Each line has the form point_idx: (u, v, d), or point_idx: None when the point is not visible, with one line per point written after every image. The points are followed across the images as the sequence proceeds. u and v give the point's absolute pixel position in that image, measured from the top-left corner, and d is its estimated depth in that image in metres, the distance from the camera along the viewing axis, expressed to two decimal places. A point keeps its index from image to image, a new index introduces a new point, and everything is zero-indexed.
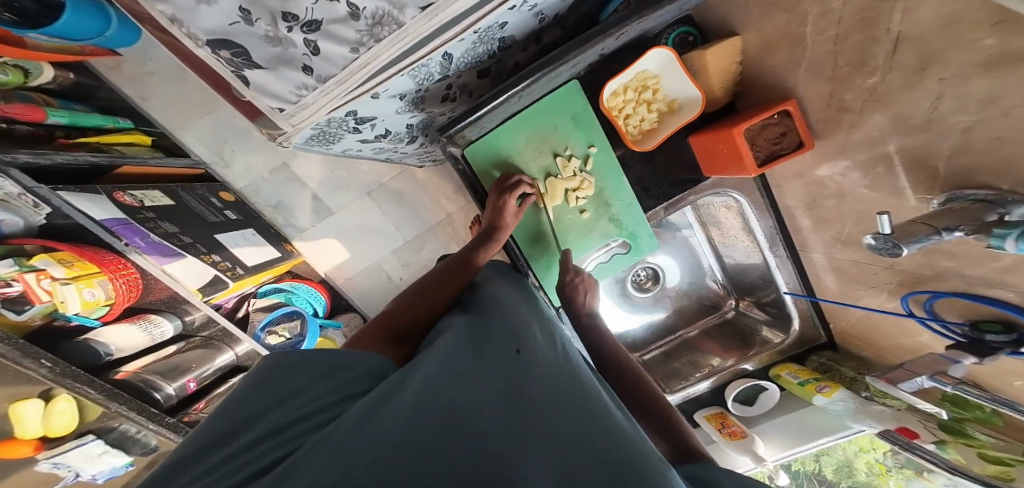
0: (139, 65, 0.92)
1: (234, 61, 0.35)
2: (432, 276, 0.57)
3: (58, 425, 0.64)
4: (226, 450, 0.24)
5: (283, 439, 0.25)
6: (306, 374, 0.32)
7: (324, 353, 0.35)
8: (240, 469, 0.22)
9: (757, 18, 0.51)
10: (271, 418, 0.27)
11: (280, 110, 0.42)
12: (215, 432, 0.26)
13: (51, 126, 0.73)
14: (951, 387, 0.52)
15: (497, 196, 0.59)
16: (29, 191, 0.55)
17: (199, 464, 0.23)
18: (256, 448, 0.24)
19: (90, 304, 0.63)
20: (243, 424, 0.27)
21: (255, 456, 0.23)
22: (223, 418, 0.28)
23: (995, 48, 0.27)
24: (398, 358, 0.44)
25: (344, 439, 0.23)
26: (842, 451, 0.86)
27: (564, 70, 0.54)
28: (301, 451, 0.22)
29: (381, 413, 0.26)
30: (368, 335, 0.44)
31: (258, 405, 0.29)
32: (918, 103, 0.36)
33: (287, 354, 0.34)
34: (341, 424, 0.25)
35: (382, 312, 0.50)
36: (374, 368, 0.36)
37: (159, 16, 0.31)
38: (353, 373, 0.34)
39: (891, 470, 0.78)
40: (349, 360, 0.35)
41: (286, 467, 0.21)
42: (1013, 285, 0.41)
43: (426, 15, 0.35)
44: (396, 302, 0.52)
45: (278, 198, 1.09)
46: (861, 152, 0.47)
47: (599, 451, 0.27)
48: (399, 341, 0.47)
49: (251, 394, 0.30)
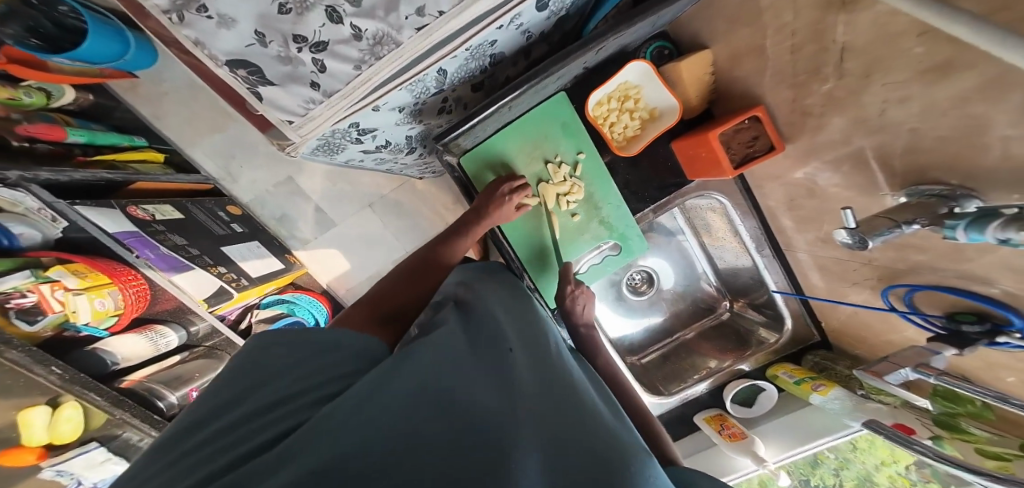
0: (154, 86, 0.97)
1: (249, 79, 0.39)
2: (418, 263, 0.60)
3: (63, 432, 0.66)
4: (228, 423, 0.27)
5: (282, 415, 0.27)
6: (305, 351, 0.34)
7: (313, 331, 0.37)
8: (248, 440, 0.25)
9: (723, 32, 0.55)
10: (266, 394, 0.30)
11: (290, 122, 0.46)
12: (218, 409, 0.29)
13: (70, 144, 0.78)
14: (932, 378, 0.53)
15: (507, 190, 0.63)
16: (49, 205, 0.59)
17: (205, 434, 0.26)
18: (260, 420, 0.27)
19: (99, 314, 0.65)
20: (245, 402, 0.29)
21: (254, 433, 0.25)
22: (226, 395, 0.30)
23: (926, 55, 0.30)
24: (387, 336, 0.46)
25: (342, 424, 0.25)
26: (862, 464, 0.79)
27: (551, 82, 0.58)
28: (300, 437, 0.24)
29: (375, 401, 0.28)
30: (353, 315, 0.47)
31: (256, 384, 0.31)
32: (869, 105, 0.40)
33: (273, 335, 0.36)
34: (339, 409, 0.27)
35: (364, 294, 0.52)
36: (364, 348, 0.38)
37: (184, 39, 0.35)
38: (346, 352, 0.36)
39: (915, 485, 0.69)
40: (340, 340, 0.37)
41: (284, 451, 0.23)
42: (987, 279, 0.42)
43: (422, 34, 0.39)
44: (381, 285, 0.55)
45: (282, 211, 1.13)
46: (828, 152, 0.50)
47: (588, 450, 0.28)
48: (387, 321, 0.49)
49: (247, 375, 0.32)
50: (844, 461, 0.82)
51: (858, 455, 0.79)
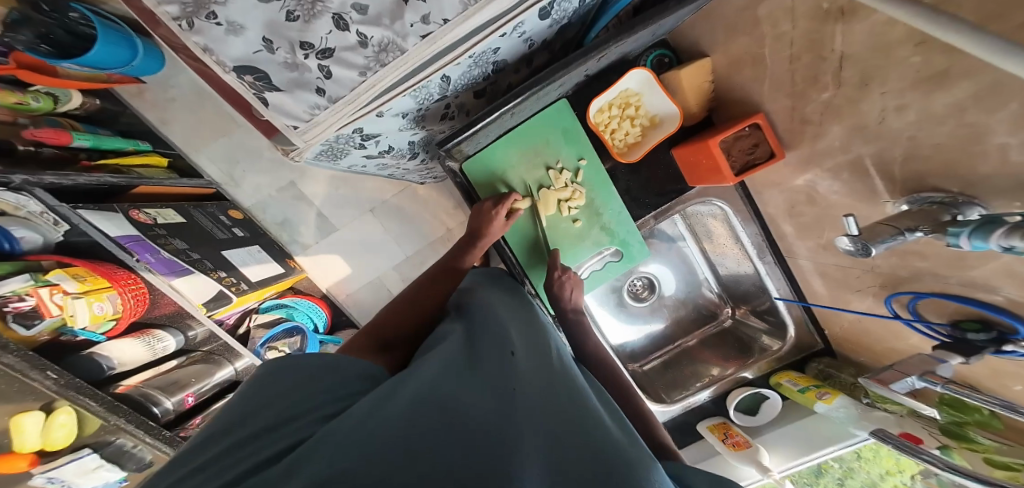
0: (160, 92, 0.99)
1: (256, 84, 0.40)
2: (417, 287, 0.60)
3: (56, 438, 0.61)
4: (233, 441, 0.26)
5: (288, 433, 0.27)
6: (310, 371, 0.35)
7: (318, 357, 0.37)
8: (253, 456, 0.24)
9: (722, 41, 0.56)
10: (274, 413, 0.29)
11: (295, 127, 0.46)
12: (224, 426, 0.28)
13: (76, 149, 0.78)
14: (939, 386, 0.53)
15: (491, 205, 0.63)
16: (50, 209, 0.60)
17: (205, 455, 0.25)
18: (264, 439, 0.26)
19: (98, 318, 0.63)
20: (249, 419, 0.29)
21: (259, 450, 0.25)
22: (228, 415, 0.30)
23: (923, 64, 0.31)
24: (388, 363, 0.46)
25: (349, 432, 0.25)
26: (866, 474, 0.79)
27: (553, 89, 0.59)
28: (305, 447, 0.24)
29: (381, 410, 0.28)
30: (356, 343, 0.47)
31: (260, 403, 0.31)
32: (867, 113, 0.40)
33: (280, 361, 0.36)
34: (345, 420, 0.27)
35: (369, 323, 0.52)
36: (366, 371, 0.38)
37: (193, 46, 0.35)
38: (349, 374, 0.36)
39: None
40: (340, 362, 0.37)
41: (290, 462, 0.22)
42: (991, 286, 0.42)
43: (427, 41, 0.39)
44: (385, 312, 0.55)
45: (284, 215, 1.13)
46: (828, 160, 0.50)
47: (592, 457, 0.28)
48: (387, 348, 0.49)
49: (251, 396, 0.32)
50: (848, 470, 0.82)
51: (862, 465, 0.79)
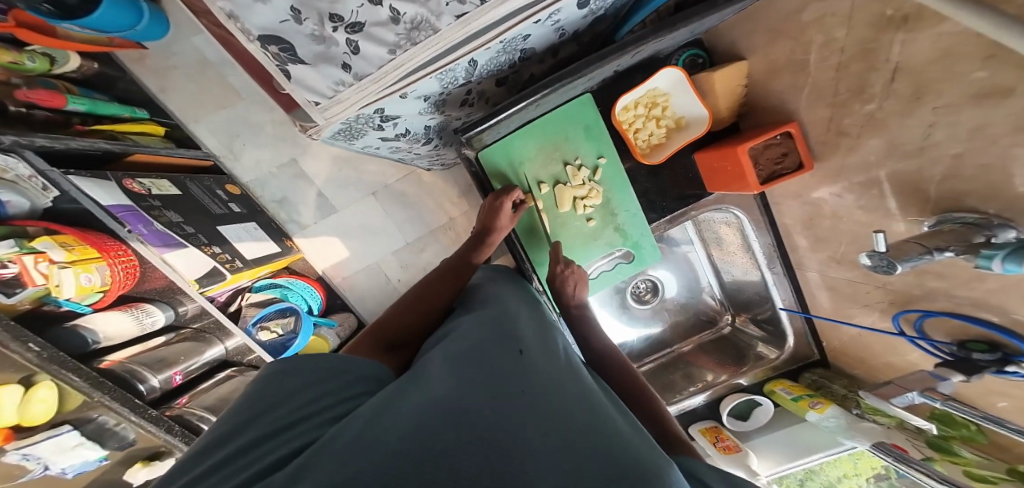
0: (162, 58, 0.94)
1: (280, 56, 0.38)
2: (426, 283, 0.59)
3: (35, 414, 0.56)
4: (237, 446, 0.25)
5: (295, 436, 0.25)
6: (314, 374, 0.33)
7: (319, 358, 0.35)
8: (255, 464, 0.23)
9: (763, 44, 0.55)
10: (282, 413, 0.28)
11: (316, 103, 0.45)
12: (228, 429, 0.27)
13: (69, 112, 0.73)
14: (939, 402, 0.56)
15: (496, 199, 0.62)
16: (41, 174, 0.56)
17: (210, 458, 0.24)
18: (268, 445, 0.25)
19: (85, 290, 0.58)
20: (253, 421, 0.28)
21: (264, 455, 0.24)
22: (234, 415, 0.29)
23: (986, 80, 0.30)
24: (393, 364, 0.45)
25: (352, 439, 0.23)
26: (826, 475, 0.83)
27: (581, 83, 0.57)
28: (310, 452, 0.22)
29: (389, 411, 0.26)
30: (360, 345, 0.45)
31: (266, 403, 0.30)
32: (913, 129, 0.39)
33: (286, 360, 0.34)
34: (348, 425, 0.25)
35: (374, 322, 0.51)
36: (371, 373, 0.37)
37: (218, 11, 0.33)
38: (353, 375, 0.35)
39: None
40: (347, 364, 0.36)
41: (296, 467, 0.21)
42: (1000, 307, 0.43)
43: (461, 22, 0.37)
44: (393, 308, 0.54)
45: (283, 193, 1.10)
46: (857, 175, 0.50)
47: (606, 452, 0.26)
48: (393, 349, 0.48)
49: (255, 399, 0.30)
50: (809, 472, 0.85)
51: (824, 468, 0.83)
